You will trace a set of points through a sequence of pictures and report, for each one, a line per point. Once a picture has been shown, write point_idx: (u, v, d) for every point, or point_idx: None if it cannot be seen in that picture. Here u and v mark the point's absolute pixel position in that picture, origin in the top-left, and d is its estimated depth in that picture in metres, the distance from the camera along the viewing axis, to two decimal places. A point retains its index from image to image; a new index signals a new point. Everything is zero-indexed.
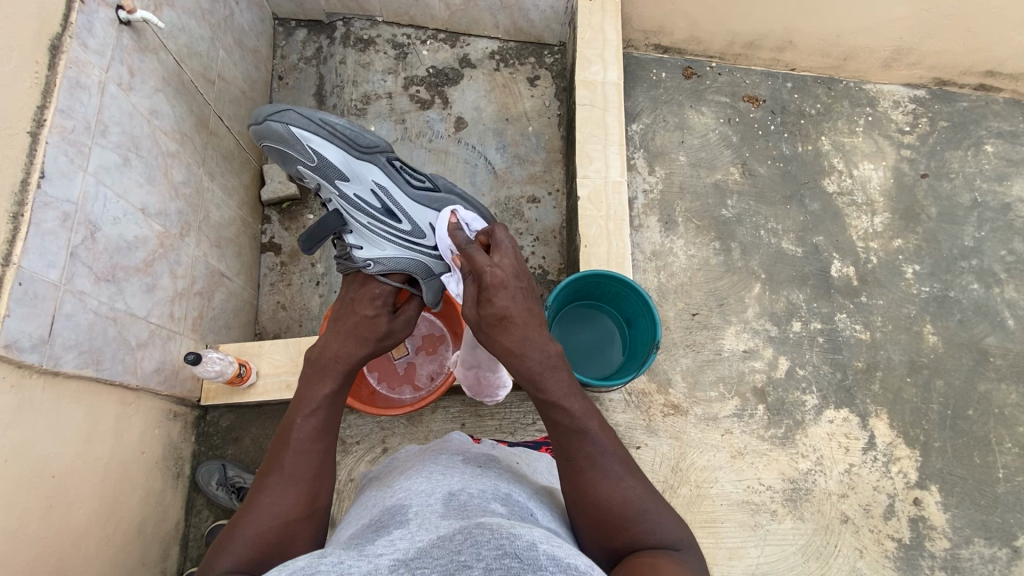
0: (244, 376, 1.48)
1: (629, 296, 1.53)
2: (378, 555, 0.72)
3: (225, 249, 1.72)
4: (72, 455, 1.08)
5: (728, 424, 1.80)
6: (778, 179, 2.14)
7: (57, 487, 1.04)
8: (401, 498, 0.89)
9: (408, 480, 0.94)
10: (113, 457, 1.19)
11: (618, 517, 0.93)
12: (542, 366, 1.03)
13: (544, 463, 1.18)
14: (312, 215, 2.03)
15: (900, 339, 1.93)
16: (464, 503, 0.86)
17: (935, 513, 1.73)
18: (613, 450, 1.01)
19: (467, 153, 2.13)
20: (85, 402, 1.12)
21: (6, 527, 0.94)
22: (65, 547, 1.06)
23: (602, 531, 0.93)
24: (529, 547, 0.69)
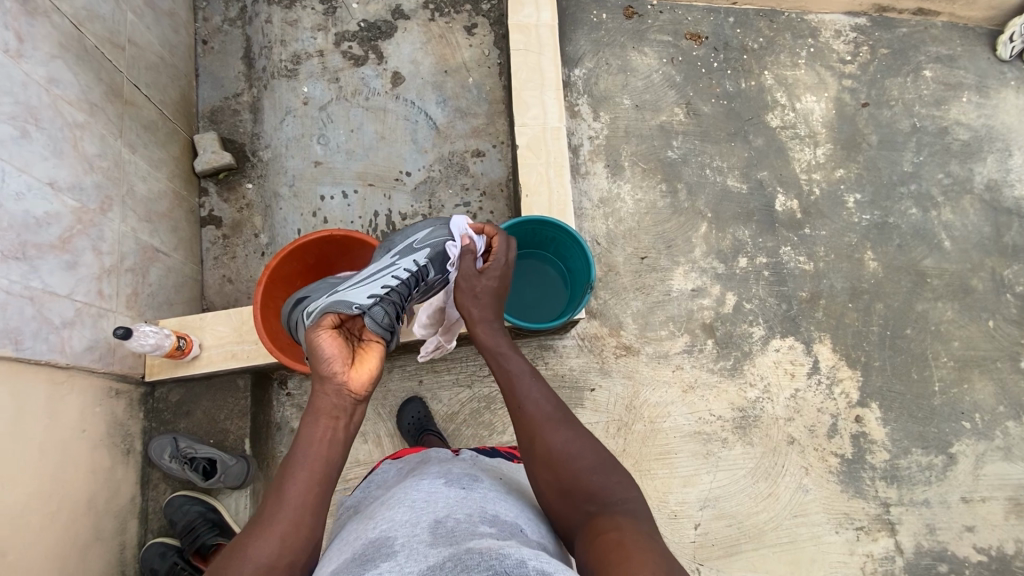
0: (185, 349, 1.43)
1: (566, 239, 1.52)
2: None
3: (158, 224, 1.66)
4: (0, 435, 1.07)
5: (678, 361, 1.85)
6: (722, 117, 2.13)
7: None
8: (384, 529, 0.89)
9: (389, 508, 0.93)
10: (49, 436, 1.18)
11: (557, 463, 1.05)
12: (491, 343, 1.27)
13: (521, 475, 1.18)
14: (250, 185, 1.98)
15: (842, 267, 1.98)
16: (452, 528, 0.86)
17: (876, 427, 1.82)
18: (551, 402, 1.15)
19: (406, 109, 2.05)
20: (8, 382, 1.10)
21: None
22: (5, 527, 1.06)
23: (564, 495, 1.02)
24: (519, 565, 0.73)
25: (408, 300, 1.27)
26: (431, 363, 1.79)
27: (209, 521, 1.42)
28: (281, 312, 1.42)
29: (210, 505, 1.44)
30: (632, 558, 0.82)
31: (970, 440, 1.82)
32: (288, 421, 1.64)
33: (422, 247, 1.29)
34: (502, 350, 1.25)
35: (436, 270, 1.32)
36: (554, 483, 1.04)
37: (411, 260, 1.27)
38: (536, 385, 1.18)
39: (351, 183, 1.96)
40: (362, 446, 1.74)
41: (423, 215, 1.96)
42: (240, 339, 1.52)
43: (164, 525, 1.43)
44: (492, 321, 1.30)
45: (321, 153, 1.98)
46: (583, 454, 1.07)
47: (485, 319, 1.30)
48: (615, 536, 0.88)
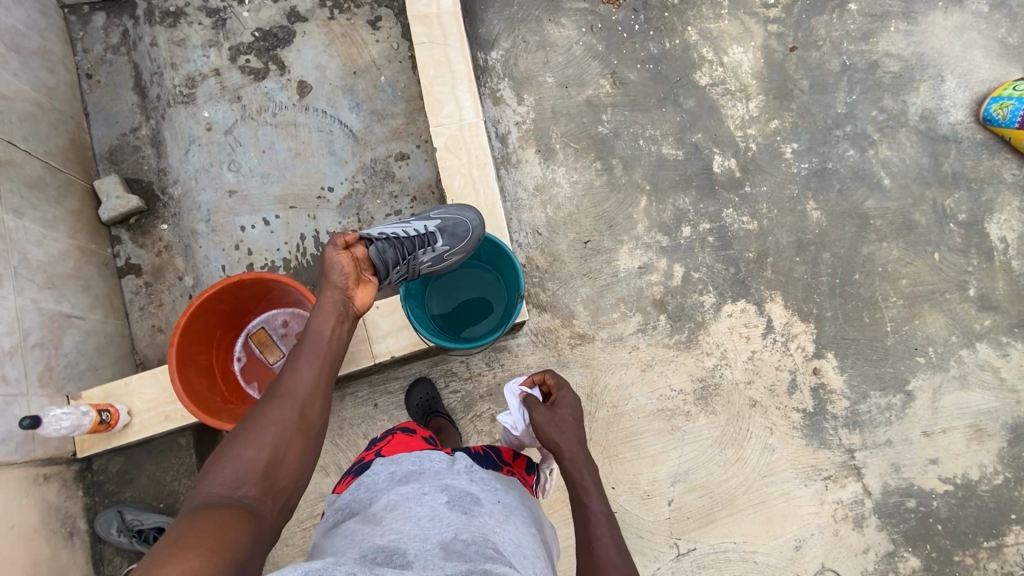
0: (111, 421, 1.38)
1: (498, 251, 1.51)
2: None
3: (64, 287, 1.56)
4: None
5: (634, 341, 1.83)
6: (650, 83, 2.06)
7: None
8: (391, 541, 0.85)
9: (396, 520, 0.89)
10: None
11: None
12: (568, 451, 1.19)
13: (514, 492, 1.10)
14: (165, 225, 1.87)
15: (785, 221, 1.96)
16: (464, 553, 0.84)
17: (834, 376, 1.83)
18: (619, 548, 1.05)
19: (319, 120, 1.94)
20: None
21: None
22: None
23: None
24: None
25: (409, 255, 1.36)
26: (384, 384, 1.74)
27: None
28: (204, 369, 1.34)
29: None
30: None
31: (926, 375, 1.85)
32: None
33: (433, 218, 1.42)
34: (588, 484, 1.14)
35: (444, 240, 1.40)
36: None
37: (427, 226, 1.39)
38: (601, 511, 1.10)
39: (271, 209, 1.86)
40: (326, 479, 1.70)
41: (353, 230, 1.87)
42: (170, 398, 1.45)
43: None
44: (580, 454, 1.19)
45: (234, 181, 1.87)
46: None
47: (571, 446, 1.19)
48: None
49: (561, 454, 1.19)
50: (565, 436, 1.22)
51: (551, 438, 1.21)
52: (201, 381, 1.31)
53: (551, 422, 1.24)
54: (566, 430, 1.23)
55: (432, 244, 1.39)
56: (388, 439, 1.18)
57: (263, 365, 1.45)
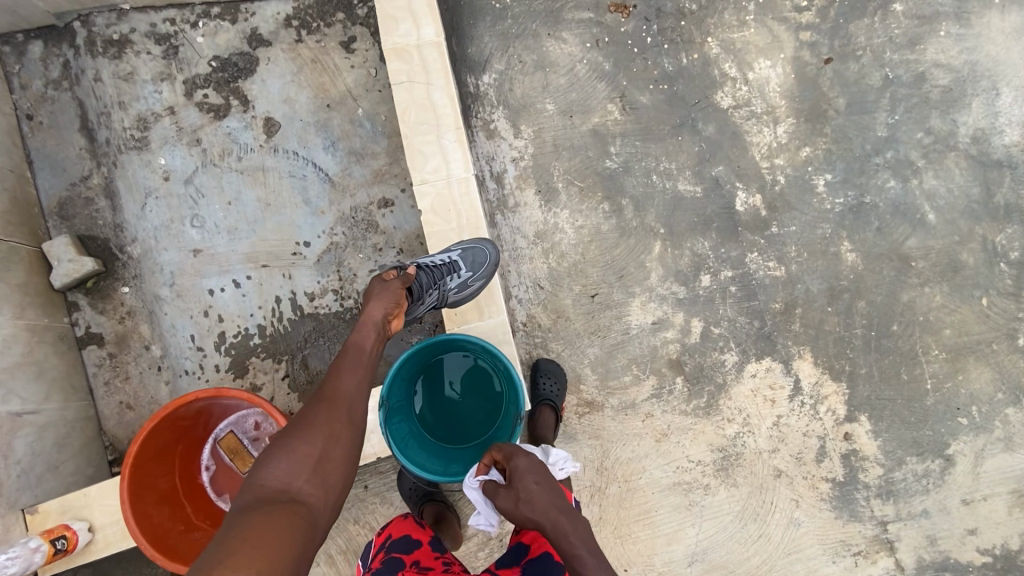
0: (68, 547, 1.24)
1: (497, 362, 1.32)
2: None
3: (11, 381, 1.39)
4: None
5: (648, 408, 1.67)
6: (664, 107, 1.81)
7: None
8: None
9: None
10: None
11: None
12: (549, 526, 1.03)
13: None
14: (126, 288, 1.68)
15: (817, 266, 1.75)
16: None
17: (867, 442, 1.67)
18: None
19: (290, 163, 1.71)
20: None
21: None
22: None
23: None
24: None
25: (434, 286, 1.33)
26: (374, 465, 1.59)
27: None
28: (165, 492, 1.18)
29: None
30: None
31: (968, 437, 1.69)
32: None
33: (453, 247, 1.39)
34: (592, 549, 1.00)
35: (467, 267, 1.37)
36: None
37: (450, 253, 1.37)
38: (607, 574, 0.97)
39: (241, 268, 1.66)
40: (316, 568, 1.57)
41: (334, 290, 1.68)
42: None
43: None
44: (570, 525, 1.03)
45: (199, 239, 1.67)
46: None
47: (550, 517, 1.02)
48: None
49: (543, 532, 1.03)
50: (541, 507, 1.04)
51: (523, 521, 1.05)
52: (162, 508, 1.16)
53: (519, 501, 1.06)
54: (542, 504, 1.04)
55: (456, 272, 1.35)
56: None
57: (233, 471, 1.29)
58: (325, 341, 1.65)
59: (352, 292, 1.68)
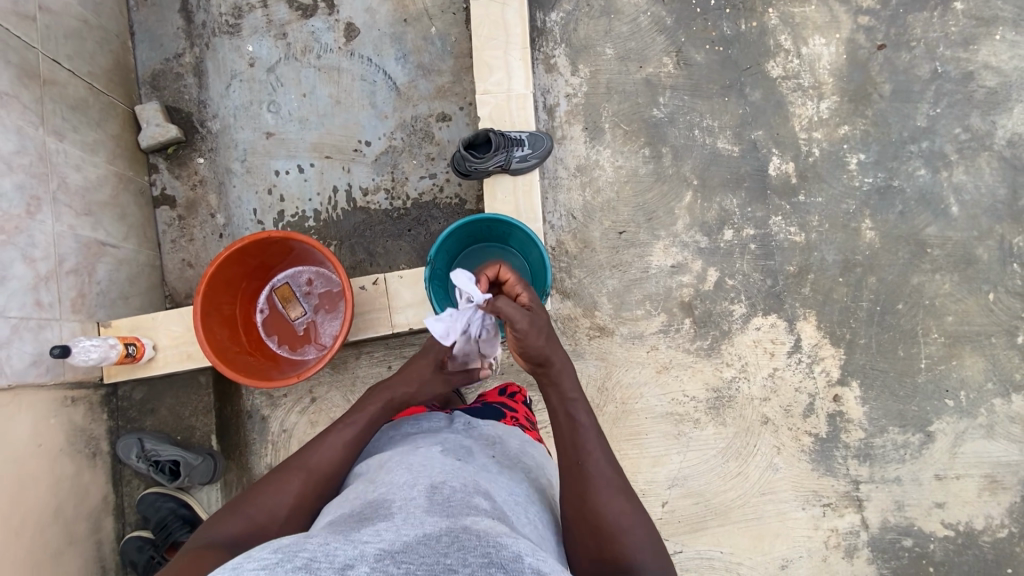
0: (137, 354, 1.41)
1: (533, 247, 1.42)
2: (365, 542, 0.73)
3: (101, 216, 1.58)
4: None
5: (654, 341, 1.80)
6: (717, 67, 1.91)
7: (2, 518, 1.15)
8: (383, 491, 0.90)
9: (388, 473, 0.94)
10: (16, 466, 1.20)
11: (607, 529, 0.96)
12: (555, 364, 1.13)
13: (519, 441, 1.17)
14: (201, 159, 1.85)
15: (835, 237, 1.85)
16: (446, 496, 0.85)
17: (853, 406, 1.78)
18: (612, 466, 1.06)
19: (363, 68, 1.87)
20: None
21: None
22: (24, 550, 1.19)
23: (595, 541, 0.96)
24: (514, 558, 0.71)
25: (507, 147, 1.47)
26: (399, 348, 1.70)
27: (181, 517, 1.46)
28: (228, 318, 1.36)
29: (183, 501, 1.48)
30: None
31: (951, 418, 1.78)
32: (258, 408, 1.65)
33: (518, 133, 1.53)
34: (575, 420, 1.11)
35: (527, 145, 1.52)
36: (589, 534, 0.96)
37: (519, 132, 1.52)
38: (598, 438, 1.09)
39: (306, 156, 1.84)
40: None
41: (386, 189, 1.84)
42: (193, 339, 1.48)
43: (141, 517, 1.48)
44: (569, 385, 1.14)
45: (273, 124, 1.85)
46: (635, 528, 0.97)
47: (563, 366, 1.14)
48: None
49: (549, 364, 1.13)
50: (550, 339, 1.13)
51: (534, 347, 1.11)
52: (223, 330, 1.33)
53: (539, 334, 1.10)
54: (553, 341, 1.14)
55: (519, 146, 1.49)
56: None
57: (285, 319, 1.46)
58: (372, 234, 1.81)
59: (402, 194, 1.84)
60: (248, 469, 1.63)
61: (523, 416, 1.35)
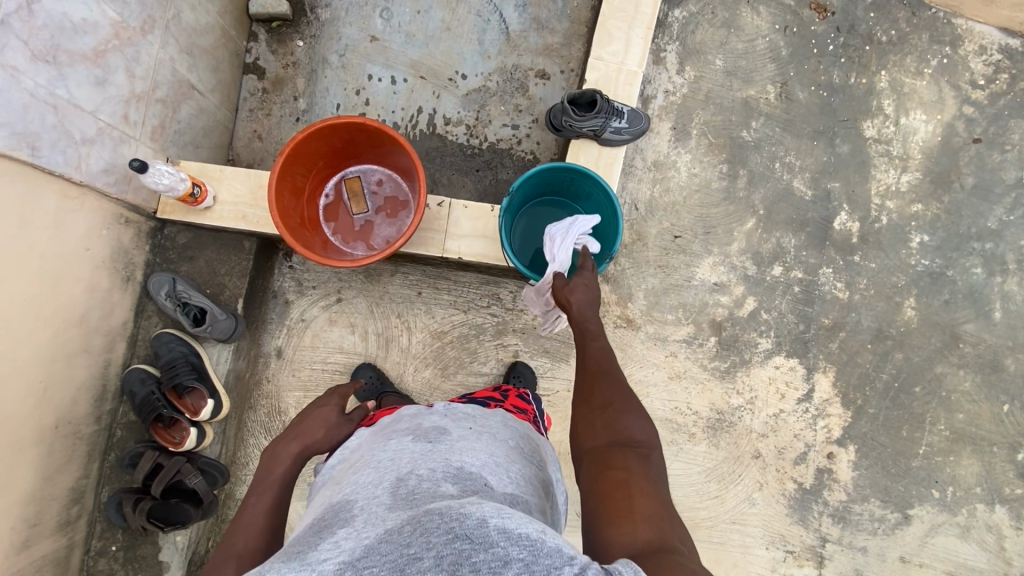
0: (198, 198, 1.42)
1: (605, 215, 1.38)
2: (321, 561, 0.66)
3: (198, 60, 1.59)
4: (35, 268, 1.15)
5: (674, 348, 1.81)
6: (816, 109, 1.92)
7: (39, 300, 1.18)
8: (346, 493, 0.83)
9: (353, 474, 0.88)
10: (64, 260, 1.22)
11: (605, 413, 0.98)
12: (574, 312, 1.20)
13: (499, 419, 1.06)
14: (301, 42, 1.86)
15: (876, 305, 1.87)
16: (413, 487, 0.79)
17: (844, 468, 1.81)
18: (609, 356, 1.11)
19: (482, 5, 1.88)
20: (53, 220, 1.18)
21: (20, 327, 1.14)
22: (49, 338, 1.21)
23: (590, 429, 0.97)
24: (477, 522, 0.65)
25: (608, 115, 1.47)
26: (434, 280, 1.79)
27: (190, 364, 1.47)
28: (296, 190, 1.37)
29: (195, 350, 1.50)
30: (632, 501, 0.78)
31: (931, 509, 1.81)
32: (284, 292, 1.73)
33: (621, 105, 1.53)
34: (586, 330, 1.15)
35: (626, 119, 1.51)
36: (586, 423, 0.98)
37: (621, 104, 1.51)
38: (603, 343, 1.13)
39: (402, 70, 1.85)
40: (346, 336, 1.75)
41: (467, 125, 1.85)
42: (253, 203, 1.49)
43: (150, 354, 1.49)
44: (590, 314, 1.19)
45: (380, 30, 1.86)
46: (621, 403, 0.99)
47: (583, 304, 1.19)
48: (619, 468, 0.85)
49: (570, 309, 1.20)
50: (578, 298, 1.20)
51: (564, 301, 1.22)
52: (290, 199, 1.35)
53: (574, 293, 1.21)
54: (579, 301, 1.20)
55: (619, 118, 1.49)
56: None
57: (344, 212, 1.49)
58: (441, 163, 1.83)
59: (481, 135, 1.85)
60: (258, 344, 1.70)
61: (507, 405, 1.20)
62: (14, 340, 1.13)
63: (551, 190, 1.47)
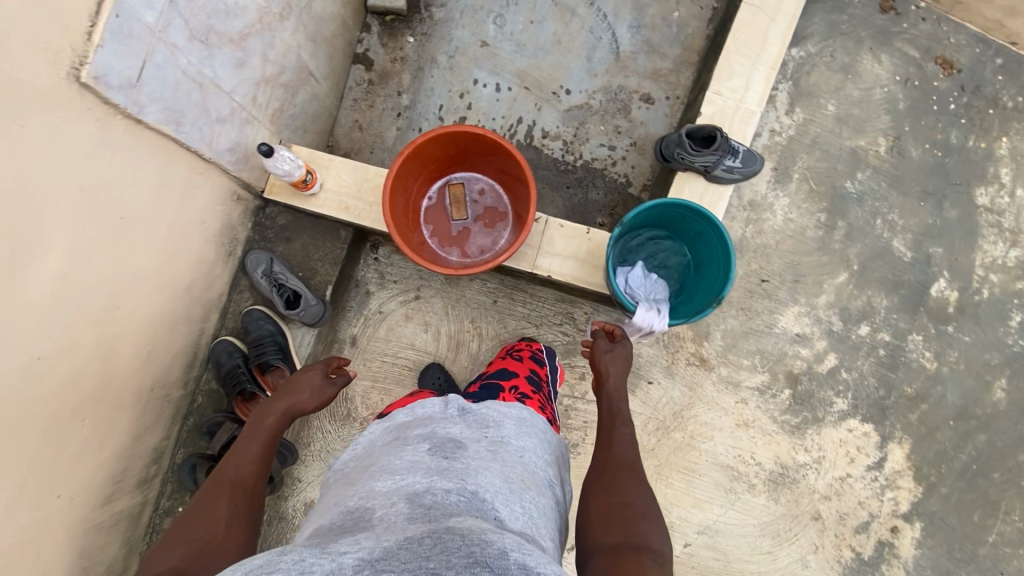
0: (309, 184, 1.44)
1: (716, 253, 1.32)
2: (341, 553, 0.66)
3: (319, 48, 1.62)
4: (161, 239, 1.17)
5: (745, 395, 1.76)
6: (927, 169, 1.84)
7: (160, 271, 1.19)
8: (364, 497, 0.82)
9: (371, 476, 0.87)
10: (185, 233, 1.24)
11: (623, 511, 0.96)
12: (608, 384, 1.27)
13: (513, 424, 1.04)
14: (411, 38, 1.88)
15: (964, 381, 1.78)
16: (433, 501, 0.79)
17: (907, 545, 1.73)
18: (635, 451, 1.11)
19: (595, 22, 1.87)
20: (183, 194, 1.20)
21: (141, 296, 1.16)
22: (161, 308, 1.24)
23: (603, 523, 0.95)
24: (500, 555, 0.65)
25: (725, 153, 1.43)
26: (511, 291, 1.79)
27: (276, 343, 1.50)
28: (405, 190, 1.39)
29: (281, 330, 1.53)
30: None
31: None
32: (365, 283, 1.76)
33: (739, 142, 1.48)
34: (615, 413, 1.20)
35: (741, 158, 1.47)
36: (601, 518, 0.96)
37: (739, 142, 1.47)
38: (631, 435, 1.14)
39: (508, 78, 1.85)
40: (418, 334, 1.77)
41: (564, 140, 1.84)
42: (357, 195, 1.51)
43: (238, 328, 1.53)
44: (619, 393, 1.25)
45: (491, 35, 1.87)
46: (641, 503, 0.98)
47: (617, 378, 1.27)
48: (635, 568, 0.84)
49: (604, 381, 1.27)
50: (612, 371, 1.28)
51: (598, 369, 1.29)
52: (399, 198, 1.36)
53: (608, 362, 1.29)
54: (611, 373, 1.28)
55: (735, 156, 1.45)
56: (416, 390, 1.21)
57: (443, 215, 1.50)
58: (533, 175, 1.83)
59: (576, 152, 1.84)
60: (334, 331, 1.73)
61: (518, 390, 1.24)
62: (134, 308, 1.15)
63: (652, 222, 1.42)
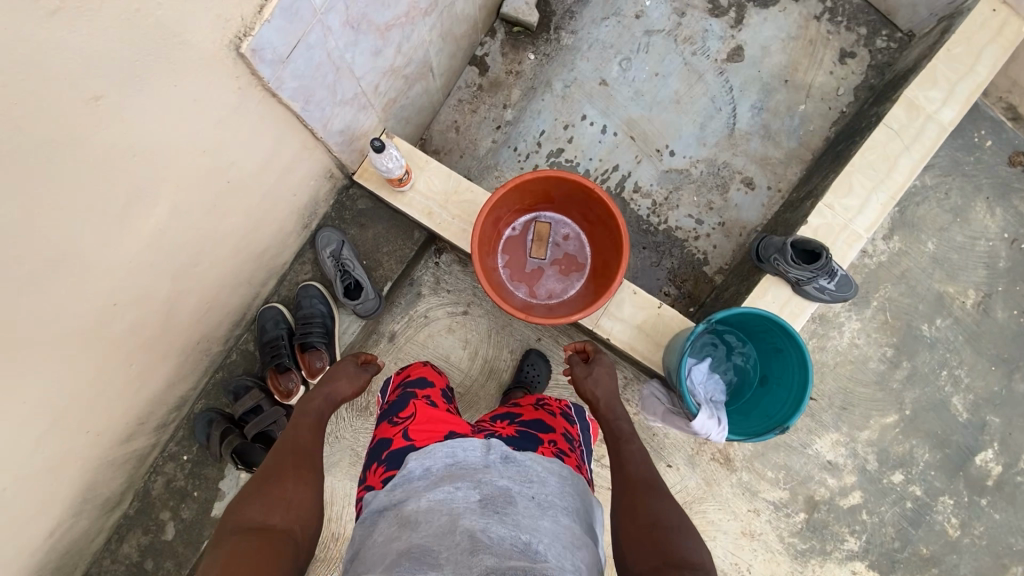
0: (402, 183, 1.42)
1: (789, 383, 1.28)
2: None
3: (446, 46, 1.59)
4: (254, 206, 1.15)
5: (759, 506, 1.72)
6: (1009, 336, 1.77)
7: (241, 235, 1.18)
8: (417, 548, 0.76)
9: (420, 523, 0.80)
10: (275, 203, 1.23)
11: (656, 531, 0.93)
12: (601, 405, 1.23)
13: (557, 476, 0.95)
14: (532, 56, 1.84)
15: (982, 558, 1.72)
16: (494, 554, 0.73)
17: None
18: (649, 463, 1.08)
19: (719, 91, 1.82)
20: (285, 166, 1.18)
21: (219, 256, 1.14)
22: (231, 269, 1.22)
23: (642, 542, 0.92)
24: None
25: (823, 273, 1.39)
26: (559, 333, 1.74)
27: (324, 326, 1.48)
28: (495, 220, 1.35)
29: (331, 313, 1.51)
30: None
31: None
32: (419, 285, 1.73)
33: (841, 267, 1.44)
34: (618, 434, 1.15)
35: (839, 284, 1.43)
36: (636, 538, 0.93)
37: (840, 266, 1.42)
38: (641, 448, 1.12)
39: (616, 123, 1.81)
40: (456, 349, 1.74)
41: (654, 201, 1.80)
42: (443, 204, 1.48)
43: (290, 298, 1.52)
44: (618, 409, 1.22)
45: (612, 76, 1.83)
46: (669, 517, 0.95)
47: (608, 398, 1.24)
48: None
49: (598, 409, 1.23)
50: (598, 389, 1.25)
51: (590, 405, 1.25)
52: (488, 228, 1.33)
53: (595, 385, 1.26)
54: (603, 391, 1.25)
55: (833, 280, 1.41)
56: (410, 415, 1.06)
57: (521, 250, 1.47)
58: None
59: (663, 215, 1.79)
60: (377, 322, 1.71)
61: (557, 445, 1.05)
62: (209, 267, 1.13)
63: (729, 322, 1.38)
